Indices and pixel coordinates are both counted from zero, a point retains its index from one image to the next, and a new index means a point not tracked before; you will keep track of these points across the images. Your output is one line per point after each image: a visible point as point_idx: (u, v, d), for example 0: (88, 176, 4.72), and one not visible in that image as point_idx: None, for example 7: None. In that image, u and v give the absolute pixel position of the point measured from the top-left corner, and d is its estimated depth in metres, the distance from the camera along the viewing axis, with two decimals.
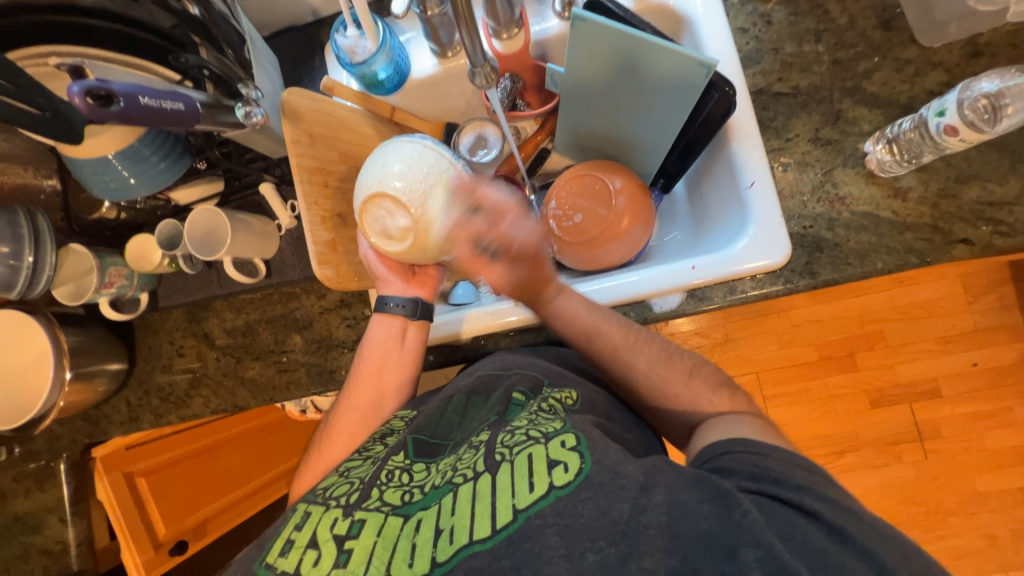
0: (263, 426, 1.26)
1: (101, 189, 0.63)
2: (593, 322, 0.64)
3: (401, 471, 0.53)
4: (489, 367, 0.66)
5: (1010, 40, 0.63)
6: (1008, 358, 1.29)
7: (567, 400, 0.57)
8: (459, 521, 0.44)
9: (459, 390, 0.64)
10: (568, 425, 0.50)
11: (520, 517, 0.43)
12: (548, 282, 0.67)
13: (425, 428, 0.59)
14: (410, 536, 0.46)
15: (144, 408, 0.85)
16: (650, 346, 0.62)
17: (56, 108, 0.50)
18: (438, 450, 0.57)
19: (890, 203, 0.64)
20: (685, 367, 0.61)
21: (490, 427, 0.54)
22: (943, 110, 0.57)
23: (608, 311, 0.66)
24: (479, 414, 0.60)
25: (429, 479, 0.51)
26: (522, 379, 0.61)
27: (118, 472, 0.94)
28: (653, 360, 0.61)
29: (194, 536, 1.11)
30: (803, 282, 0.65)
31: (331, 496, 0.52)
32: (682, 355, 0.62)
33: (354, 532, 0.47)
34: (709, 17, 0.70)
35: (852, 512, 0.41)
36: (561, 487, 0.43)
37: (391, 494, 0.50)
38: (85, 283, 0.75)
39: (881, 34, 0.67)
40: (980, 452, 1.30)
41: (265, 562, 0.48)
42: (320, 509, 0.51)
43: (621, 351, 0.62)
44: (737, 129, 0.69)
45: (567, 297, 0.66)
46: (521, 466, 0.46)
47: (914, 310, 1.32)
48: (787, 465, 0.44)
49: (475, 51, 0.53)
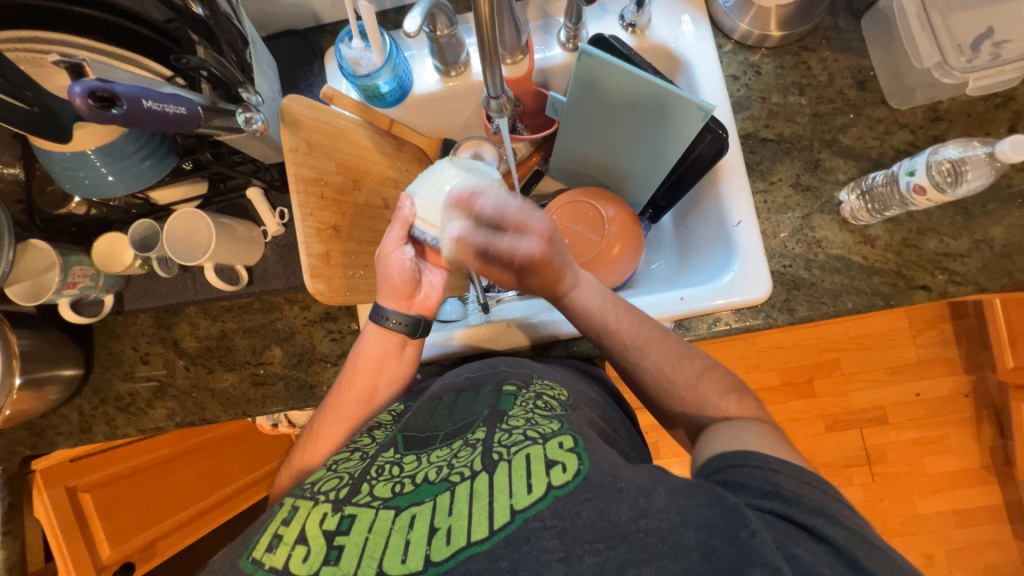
0: (223, 436, 1.20)
1: (74, 184, 0.59)
2: (606, 318, 0.63)
3: (392, 466, 0.51)
4: (474, 367, 0.66)
5: (966, 109, 0.70)
6: (947, 389, 1.40)
7: (558, 395, 0.57)
8: (456, 522, 0.43)
9: (449, 388, 0.63)
10: (565, 427, 0.50)
11: (518, 518, 0.42)
12: (567, 271, 0.65)
13: (414, 426, 0.58)
14: (403, 531, 0.43)
15: (99, 419, 0.79)
16: (663, 345, 0.60)
17: (45, 104, 0.50)
18: (427, 442, 0.55)
19: (861, 249, 0.70)
20: (695, 368, 0.59)
21: (485, 424, 0.53)
22: (913, 170, 0.63)
23: (624, 305, 0.64)
24: (470, 407, 0.58)
25: (421, 472, 0.50)
26: (512, 374, 0.62)
27: (61, 487, 0.87)
28: (663, 361, 0.59)
29: (143, 557, 1.01)
30: (781, 317, 0.70)
31: (319, 490, 0.50)
32: (693, 355, 0.60)
33: (345, 527, 0.45)
34: (705, 63, 0.74)
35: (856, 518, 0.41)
36: (559, 487, 0.43)
37: (381, 488, 0.48)
38: (44, 282, 0.69)
39: (856, 94, 0.73)
40: (922, 475, 1.40)
41: (252, 557, 0.45)
42: (309, 503, 0.48)
43: (631, 350, 0.61)
44: (728, 170, 0.72)
45: (582, 291, 0.65)
46: (519, 466, 0.46)
47: (866, 340, 1.41)
48: (795, 481, 0.44)
49: (494, 82, 0.55)
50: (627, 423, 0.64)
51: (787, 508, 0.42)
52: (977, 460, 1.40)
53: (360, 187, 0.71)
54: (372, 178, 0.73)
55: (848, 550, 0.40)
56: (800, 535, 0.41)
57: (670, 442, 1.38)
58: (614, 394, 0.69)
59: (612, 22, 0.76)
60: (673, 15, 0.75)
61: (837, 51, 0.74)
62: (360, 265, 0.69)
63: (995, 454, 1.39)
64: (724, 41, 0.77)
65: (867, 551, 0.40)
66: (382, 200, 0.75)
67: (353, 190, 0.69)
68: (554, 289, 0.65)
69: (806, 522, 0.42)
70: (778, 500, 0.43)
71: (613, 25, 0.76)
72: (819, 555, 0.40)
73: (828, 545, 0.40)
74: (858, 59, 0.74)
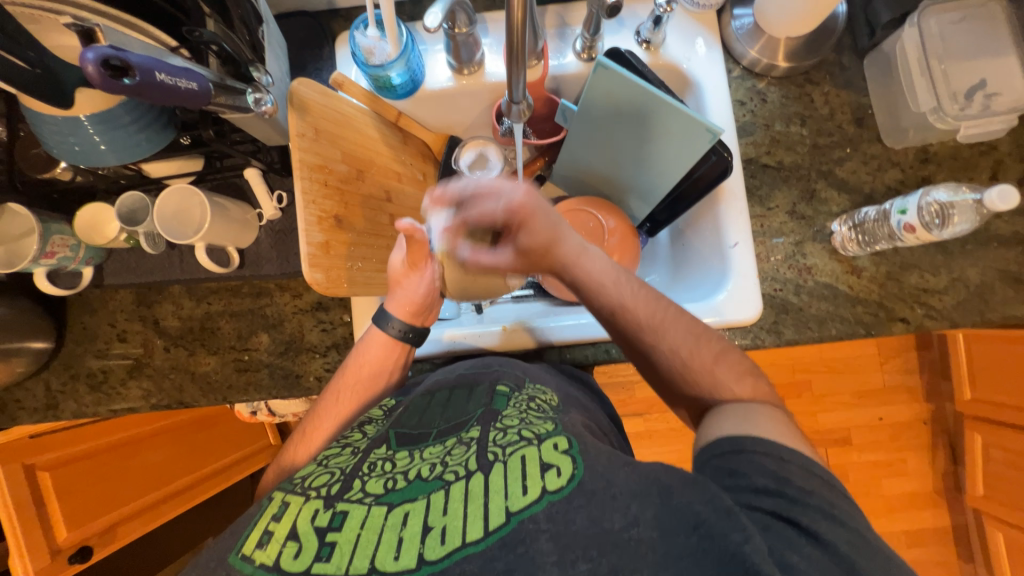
0: (195, 420, 1.16)
1: (63, 150, 0.56)
2: (621, 296, 0.60)
3: (385, 461, 0.51)
4: (468, 366, 0.66)
5: (953, 154, 0.74)
6: (909, 416, 1.46)
7: (551, 398, 0.58)
8: (450, 522, 0.43)
9: (441, 385, 0.63)
10: (560, 429, 0.51)
11: (514, 519, 0.42)
12: (566, 242, 0.63)
13: (407, 423, 0.57)
14: (396, 529, 0.43)
15: (67, 395, 0.75)
16: (680, 326, 0.58)
17: (45, 64, 0.48)
18: (420, 438, 0.54)
19: (848, 278, 0.72)
20: (714, 351, 0.58)
21: (479, 423, 0.53)
22: (904, 209, 0.67)
23: (638, 281, 0.61)
24: (464, 407, 0.58)
25: (414, 468, 0.49)
26: (506, 375, 0.62)
27: (17, 463, 0.83)
28: (681, 343, 0.58)
29: (101, 541, 0.96)
30: (769, 339, 0.72)
31: (310, 486, 0.49)
32: (710, 338, 0.59)
33: (337, 524, 0.44)
34: (714, 86, 0.75)
35: (843, 534, 0.42)
36: (554, 492, 0.43)
37: (374, 484, 0.48)
38: (21, 248, 0.66)
39: (854, 129, 0.76)
40: (879, 496, 1.46)
41: (241, 553, 0.44)
42: (299, 499, 0.47)
43: (646, 330, 0.58)
44: (728, 193, 0.74)
45: (589, 260, 0.62)
46: (515, 467, 0.46)
47: (838, 364, 1.46)
48: (796, 472, 0.45)
49: (517, 88, 0.56)
50: (616, 433, 0.65)
51: (782, 508, 0.43)
52: (931, 485, 1.47)
53: (364, 177, 0.70)
54: (377, 168, 0.72)
55: (837, 560, 0.41)
56: (794, 540, 0.41)
57: (646, 451, 1.41)
58: (602, 400, 0.70)
59: (628, 36, 0.77)
60: (688, 35, 0.76)
61: (839, 86, 0.77)
62: (359, 257, 0.68)
63: (948, 480, 1.46)
64: (732, 66, 0.79)
65: (855, 554, 0.41)
66: (386, 192, 0.74)
67: (357, 179, 0.68)
68: (552, 263, 0.64)
69: (800, 519, 0.42)
70: (777, 497, 0.44)
71: (629, 39, 0.77)
72: (810, 559, 0.40)
73: (820, 552, 0.41)
74: (857, 96, 0.77)
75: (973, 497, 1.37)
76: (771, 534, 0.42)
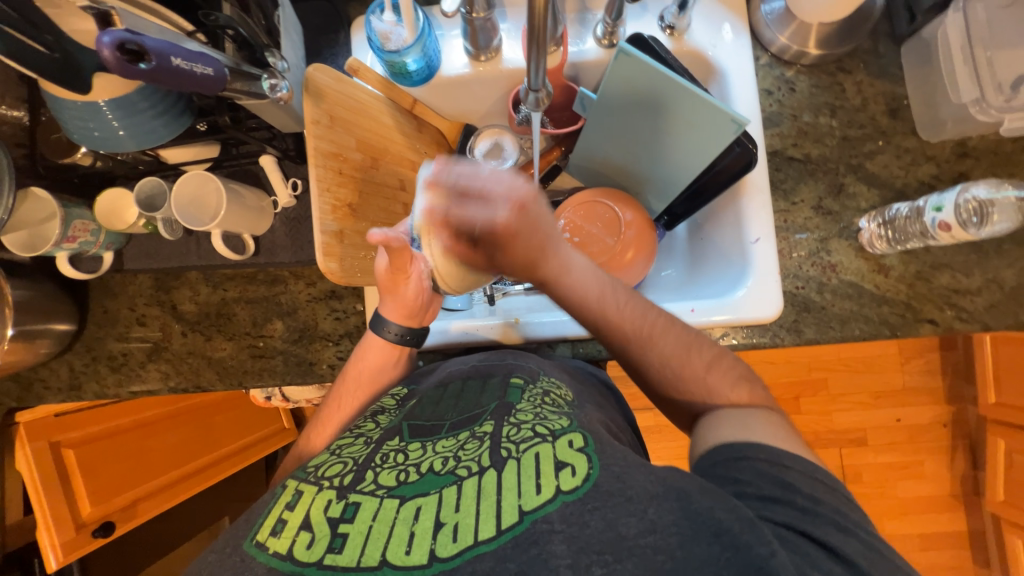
0: (212, 403, 1.18)
1: (83, 136, 0.56)
2: (605, 313, 0.59)
3: (397, 453, 0.51)
4: (482, 357, 0.66)
5: (993, 148, 0.70)
6: (928, 418, 1.43)
7: (565, 392, 0.58)
8: (463, 519, 0.42)
9: (455, 376, 0.63)
10: (575, 425, 0.50)
11: (527, 519, 0.42)
12: (550, 257, 0.58)
13: (420, 414, 0.57)
14: (408, 522, 0.43)
15: (89, 377, 0.77)
16: (669, 338, 0.57)
17: (63, 48, 0.48)
18: (433, 430, 0.54)
19: (874, 277, 0.70)
20: (705, 361, 0.57)
21: (492, 417, 0.53)
22: (940, 206, 0.63)
23: (625, 293, 0.59)
24: (477, 399, 0.58)
25: (426, 460, 0.49)
26: (520, 369, 0.61)
27: (43, 441, 0.86)
28: (670, 356, 0.57)
29: (121, 517, 0.99)
30: (789, 338, 0.70)
31: (323, 475, 0.49)
32: (702, 347, 0.58)
33: (349, 516, 0.44)
34: (741, 75, 0.72)
35: (862, 547, 0.41)
36: (568, 492, 0.43)
37: (385, 475, 0.48)
38: (43, 232, 0.67)
39: (887, 121, 0.73)
40: (893, 498, 1.44)
41: (255, 540, 0.44)
42: (313, 488, 0.48)
43: (635, 345, 0.58)
44: (751, 186, 0.72)
45: (572, 274, 0.59)
46: (528, 465, 0.45)
47: (856, 363, 1.43)
48: (807, 482, 0.45)
49: (537, 74, 0.54)
50: (631, 432, 0.64)
51: (799, 521, 0.42)
52: (950, 489, 1.43)
53: (378, 166, 0.69)
54: (391, 158, 0.71)
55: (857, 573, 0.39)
56: (814, 553, 0.40)
57: (656, 446, 1.40)
58: (617, 397, 0.69)
59: (651, 21, 0.74)
60: (714, 21, 0.73)
61: (873, 75, 0.73)
62: (371, 246, 0.67)
63: (967, 485, 1.43)
64: (760, 53, 0.76)
65: (873, 569, 0.40)
66: (399, 181, 0.73)
67: (372, 168, 0.67)
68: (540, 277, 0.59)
69: (820, 533, 0.41)
70: (792, 507, 0.43)
71: (651, 25, 0.74)
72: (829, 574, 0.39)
73: (839, 567, 0.40)
74: (893, 86, 0.73)
75: (995, 503, 1.33)
76: (795, 541, 0.41)
